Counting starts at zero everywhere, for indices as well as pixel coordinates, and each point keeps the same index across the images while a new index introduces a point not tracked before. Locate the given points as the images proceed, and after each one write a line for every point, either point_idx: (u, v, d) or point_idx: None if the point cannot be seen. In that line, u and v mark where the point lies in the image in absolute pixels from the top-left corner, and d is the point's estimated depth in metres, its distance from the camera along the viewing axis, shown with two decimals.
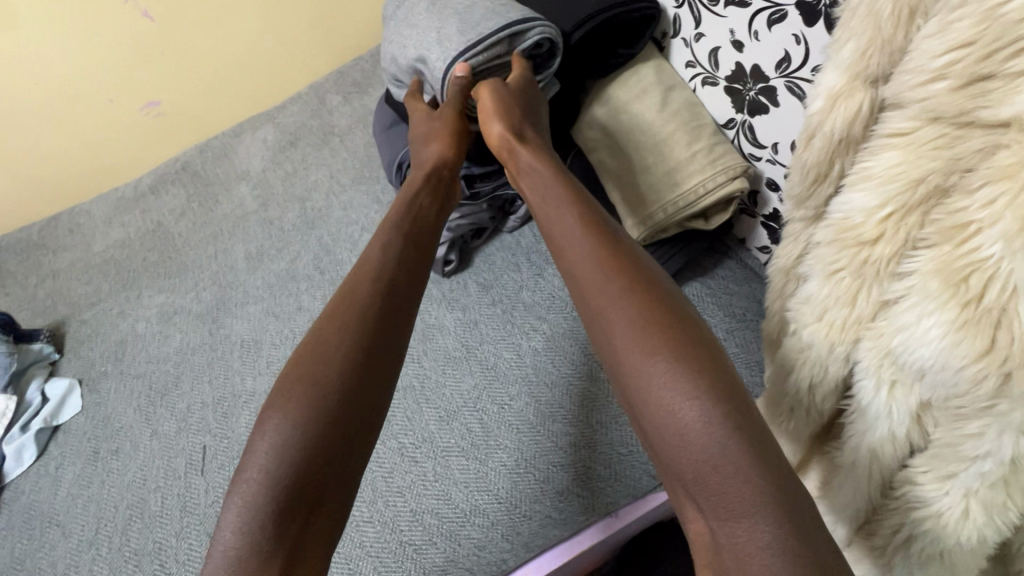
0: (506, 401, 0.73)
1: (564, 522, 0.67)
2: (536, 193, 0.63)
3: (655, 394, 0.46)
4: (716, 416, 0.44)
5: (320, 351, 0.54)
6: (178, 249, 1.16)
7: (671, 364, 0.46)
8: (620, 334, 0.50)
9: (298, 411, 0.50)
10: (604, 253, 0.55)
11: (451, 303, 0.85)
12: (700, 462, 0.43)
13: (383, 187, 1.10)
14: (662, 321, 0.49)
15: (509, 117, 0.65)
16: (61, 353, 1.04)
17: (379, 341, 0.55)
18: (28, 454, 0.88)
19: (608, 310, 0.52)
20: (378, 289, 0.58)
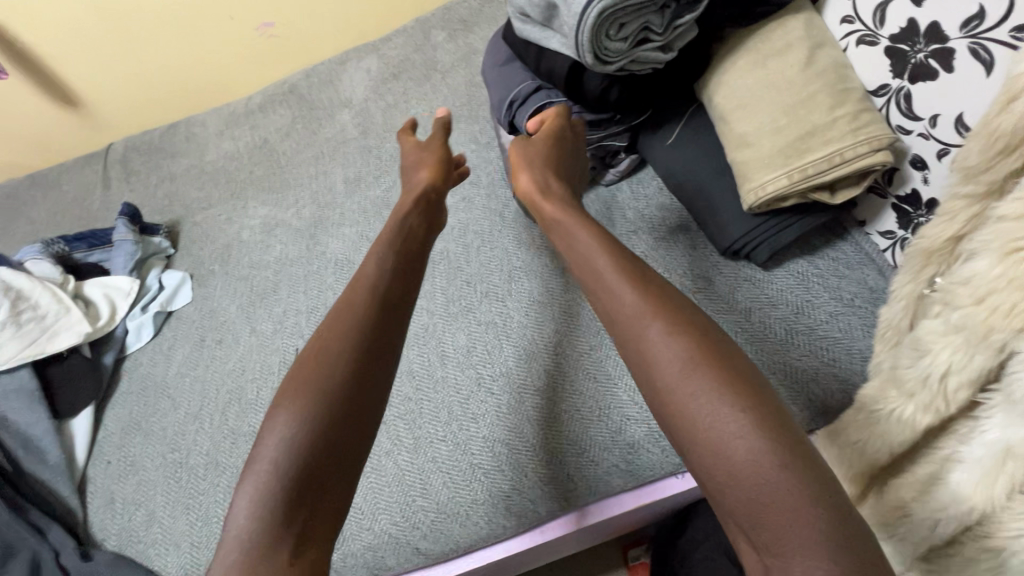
0: (585, 349, 0.74)
1: (630, 476, 0.67)
2: (563, 239, 0.62)
3: (708, 431, 0.42)
4: (773, 461, 0.40)
5: (329, 353, 0.52)
6: (283, 166, 1.22)
7: (719, 405, 0.43)
8: (666, 362, 0.46)
9: (306, 408, 0.49)
10: (641, 286, 0.51)
11: (539, 250, 0.85)
12: (754, 496, 0.40)
13: (482, 128, 1.10)
14: (710, 352, 0.46)
15: (535, 168, 0.68)
16: (177, 249, 1.14)
17: (376, 345, 0.54)
18: (146, 332, 0.99)
19: (655, 345, 0.47)
20: (379, 302, 0.57)
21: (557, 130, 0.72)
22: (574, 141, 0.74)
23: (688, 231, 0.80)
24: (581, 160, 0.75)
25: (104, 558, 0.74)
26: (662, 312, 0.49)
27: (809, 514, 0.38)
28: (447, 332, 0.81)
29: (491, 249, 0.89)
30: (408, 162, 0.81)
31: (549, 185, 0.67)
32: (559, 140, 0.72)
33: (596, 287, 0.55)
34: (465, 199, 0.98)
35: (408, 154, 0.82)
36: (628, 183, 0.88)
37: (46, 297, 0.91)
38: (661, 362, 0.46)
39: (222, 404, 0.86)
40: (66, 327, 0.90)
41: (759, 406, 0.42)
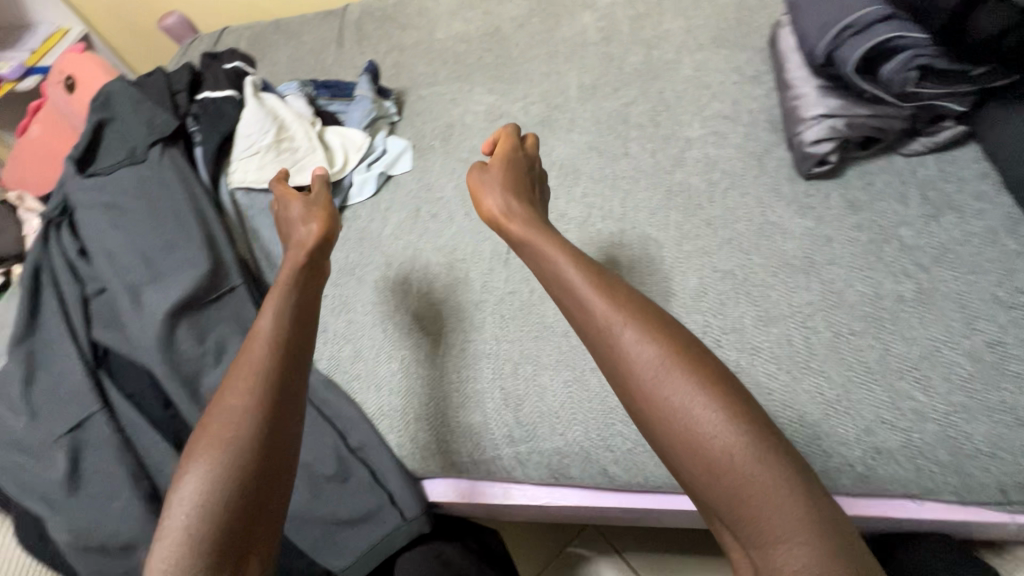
0: (844, 332, 0.65)
1: (865, 482, 0.59)
2: (537, 266, 0.62)
3: (693, 424, 0.48)
4: (746, 451, 0.46)
5: (227, 407, 0.54)
6: (513, 58, 1.19)
7: (695, 401, 0.48)
8: (645, 368, 0.51)
9: (211, 466, 0.50)
10: (614, 299, 0.55)
11: (803, 210, 0.75)
12: (734, 484, 0.46)
13: (747, 58, 0.96)
14: (679, 356, 0.50)
15: (498, 194, 0.69)
16: (400, 118, 1.17)
17: (275, 393, 0.56)
18: (368, 188, 1.03)
19: (635, 355, 0.52)
20: (272, 349, 0.58)
21: (512, 155, 0.75)
22: (524, 167, 0.75)
23: (1016, 233, 0.65)
24: (541, 175, 0.78)
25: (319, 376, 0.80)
26: (637, 320, 0.53)
27: (784, 494, 0.45)
28: (676, 271, 0.76)
29: (741, 194, 0.80)
30: (288, 219, 0.76)
31: (513, 211, 0.68)
32: (509, 176, 0.72)
33: (575, 313, 0.57)
34: (716, 133, 0.88)
35: (291, 207, 0.76)
36: (937, 158, 0.73)
37: (300, 133, 0.97)
38: (638, 364, 0.51)
39: (432, 274, 0.88)
40: (310, 165, 0.96)
41: (728, 401, 0.48)
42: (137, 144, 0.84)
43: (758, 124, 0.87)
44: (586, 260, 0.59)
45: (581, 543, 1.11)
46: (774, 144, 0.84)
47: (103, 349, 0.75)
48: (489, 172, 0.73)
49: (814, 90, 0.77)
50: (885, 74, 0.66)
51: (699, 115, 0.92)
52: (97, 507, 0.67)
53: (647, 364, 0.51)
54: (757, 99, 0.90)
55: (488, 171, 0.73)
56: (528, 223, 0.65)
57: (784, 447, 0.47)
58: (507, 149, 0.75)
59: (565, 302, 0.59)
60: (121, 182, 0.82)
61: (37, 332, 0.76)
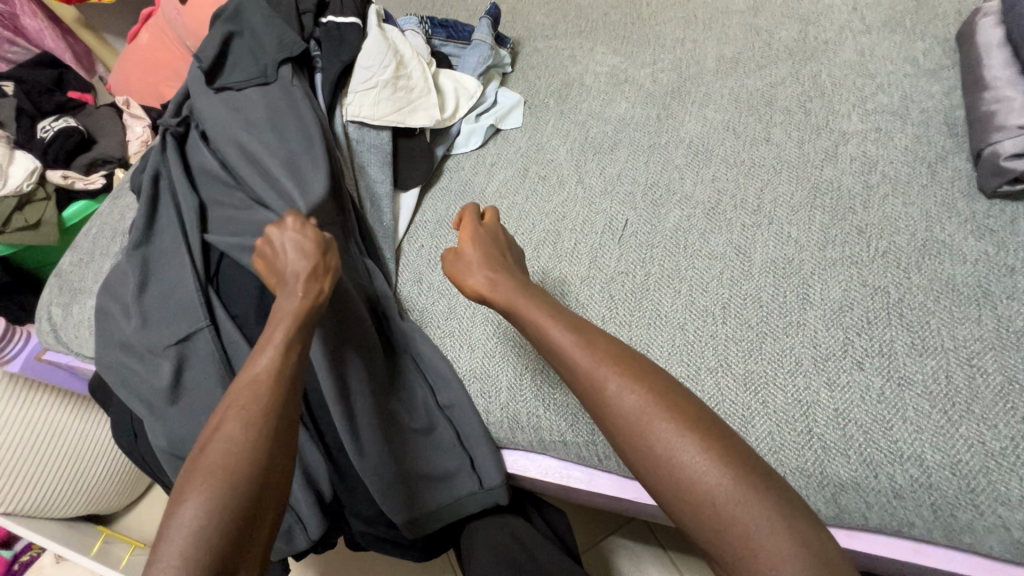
0: (1018, 378, 0.57)
1: (1019, 548, 0.52)
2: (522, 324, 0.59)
3: (675, 466, 0.46)
4: (730, 491, 0.44)
5: (225, 438, 0.49)
6: (643, 17, 1.08)
7: (678, 447, 0.47)
8: (627, 413, 0.49)
9: (213, 490, 0.46)
10: (593, 346, 0.53)
11: (981, 232, 0.66)
12: (720, 524, 0.44)
13: (926, 50, 0.84)
14: (659, 400, 0.49)
15: (475, 272, 0.64)
16: (512, 69, 1.10)
17: (277, 418, 0.52)
18: (475, 140, 0.99)
19: (617, 404, 0.50)
20: (268, 384, 0.53)
21: (474, 231, 0.69)
22: (496, 238, 0.69)
23: None
24: (508, 237, 0.71)
25: (413, 326, 0.79)
26: (617, 364, 0.52)
27: (772, 533, 0.42)
28: (818, 278, 0.68)
29: (903, 203, 0.71)
30: (273, 249, 0.64)
31: (493, 286, 0.62)
32: (488, 251, 0.67)
33: (558, 363, 0.55)
34: (879, 130, 0.78)
35: (282, 236, 0.64)
36: None
37: (417, 72, 0.92)
38: (622, 413, 0.50)
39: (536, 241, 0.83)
40: (422, 107, 0.92)
41: (705, 438, 0.47)
42: (263, 63, 0.83)
43: (931, 126, 0.76)
44: (565, 314, 0.58)
45: (628, 534, 1.07)
46: (949, 151, 0.73)
47: (215, 266, 0.75)
48: (467, 242, 0.68)
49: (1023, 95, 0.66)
50: None
51: (861, 107, 0.81)
52: (195, 418, 0.69)
53: (629, 412, 0.49)
54: (935, 97, 0.79)
55: (461, 249, 0.67)
56: (511, 288, 0.61)
57: (765, 480, 0.45)
58: (469, 219, 0.70)
59: (546, 353, 0.57)
60: (247, 100, 0.81)
61: (152, 240, 0.77)
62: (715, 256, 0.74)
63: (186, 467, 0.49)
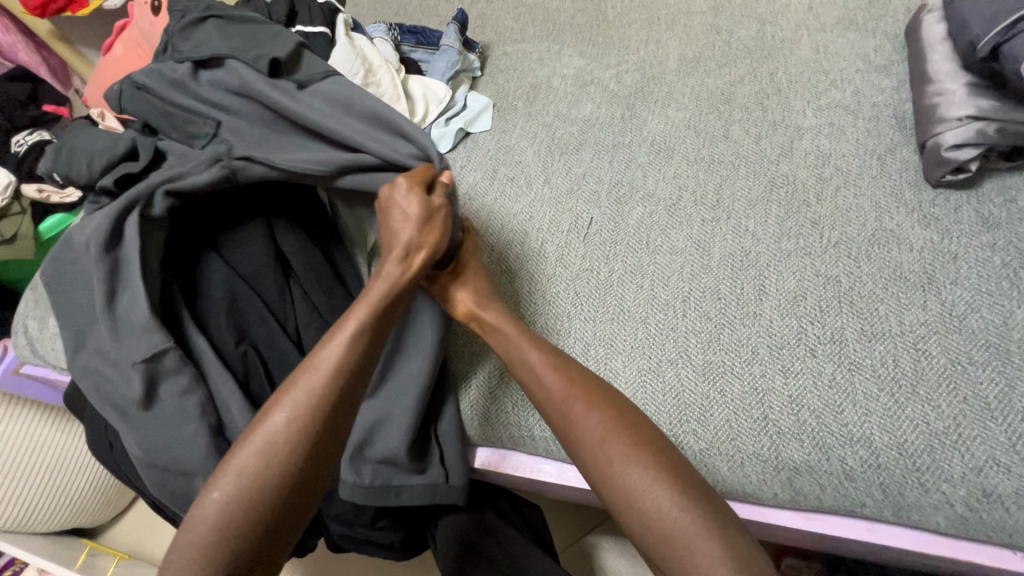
0: (961, 360, 0.59)
1: (964, 524, 0.54)
2: (502, 346, 0.66)
3: (627, 483, 0.52)
4: (668, 506, 0.50)
5: (264, 439, 0.56)
6: (609, 19, 1.10)
7: (631, 465, 0.53)
8: (590, 435, 0.56)
9: (235, 494, 0.54)
10: (564, 375, 0.60)
11: (928, 220, 0.68)
12: (659, 533, 0.50)
13: (877, 46, 0.87)
14: (618, 424, 0.55)
15: (473, 292, 0.70)
16: (482, 73, 1.12)
17: (312, 431, 0.56)
18: (445, 145, 1.00)
19: (581, 426, 0.56)
20: (321, 392, 0.57)
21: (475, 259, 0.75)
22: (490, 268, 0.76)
23: None
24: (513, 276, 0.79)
25: None
26: (584, 392, 0.58)
27: (701, 541, 0.49)
28: (774, 269, 0.70)
29: (854, 195, 0.73)
30: (386, 207, 0.69)
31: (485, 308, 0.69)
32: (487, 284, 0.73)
33: (534, 390, 0.61)
34: (832, 125, 0.80)
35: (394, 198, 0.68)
36: None
37: (385, 79, 0.94)
38: (586, 436, 0.56)
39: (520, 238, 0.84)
40: None
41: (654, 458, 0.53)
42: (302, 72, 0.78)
43: (882, 119, 0.79)
44: (542, 343, 0.64)
45: (608, 530, 1.09)
46: (898, 144, 0.76)
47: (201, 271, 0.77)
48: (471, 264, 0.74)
49: (963, 88, 0.68)
50: None
51: (815, 103, 0.84)
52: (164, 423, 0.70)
53: (592, 434, 0.56)
54: (885, 91, 0.81)
55: (462, 270, 0.73)
56: (498, 312, 0.68)
57: (704, 499, 0.51)
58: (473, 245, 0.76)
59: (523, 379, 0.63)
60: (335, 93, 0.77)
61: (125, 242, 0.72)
62: (676, 252, 0.76)
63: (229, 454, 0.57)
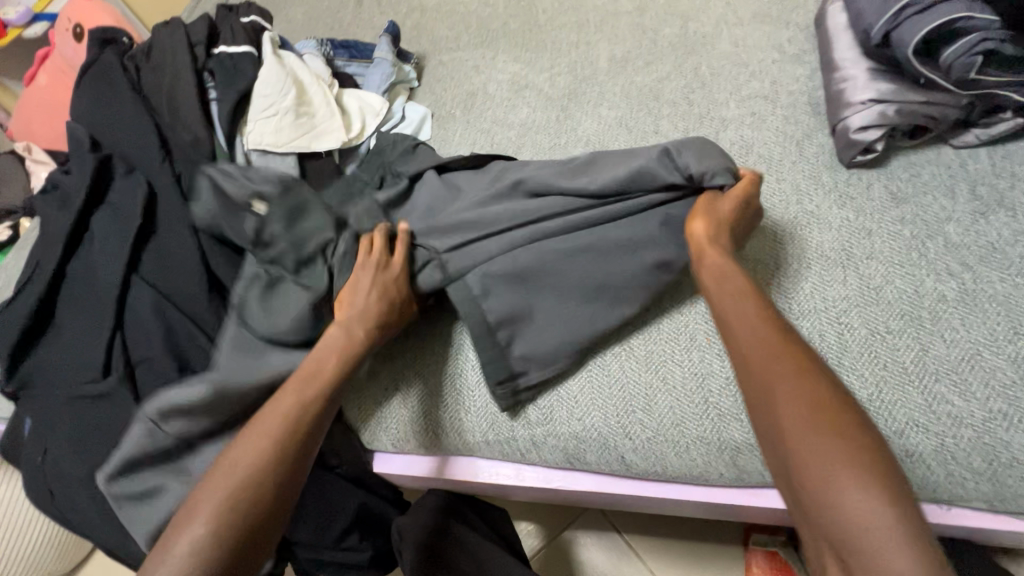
0: (881, 329, 0.62)
1: None
2: (720, 299, 0.57)
3: (820, 466, 0.43)
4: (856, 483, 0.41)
5: (243, 463, 0.55)
6: (540, 23, 1.12)
7: (830, 444, 0.44)
8: (791, 405, 0.46)
9: (213, 516, 0.52)
10: (775, 341, 0.51)
11: (843, 198, 0.72)
12: (850, 527, 0.41)
13: (791, 37, 0.91)
14: (824, 402, 0.46)
15: (717, 226, 0.63)
16: (420, 84, 1.12)
17: (291, 451, 0.56)
18: None
19: (776, 390, 0.48)
20: (298, 416, 0.58)
21: (749, 195, 0.65)
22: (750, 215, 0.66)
23: None
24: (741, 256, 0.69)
25: None
26: (796, 360, 0.49)
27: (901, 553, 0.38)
28: None
29: (777, 180, 0.76)
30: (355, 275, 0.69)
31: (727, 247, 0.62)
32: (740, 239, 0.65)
33: (737, 352, 0.53)
34: (754, 114, 0.84)
35: (359, 271, 0.69)
36: (989, 152, 0.70)
37: (319, 96, 0.93)
38: (783, 402, 0.47)
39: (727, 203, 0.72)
40: (329, 131, 0.91)
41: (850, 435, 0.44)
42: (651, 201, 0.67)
43: (799, 107, 0.83)
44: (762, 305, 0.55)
45: (581, 527, 1.09)
46: (814, 129, 0.80)
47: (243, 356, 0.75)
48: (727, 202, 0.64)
49: (865, 73, 0.72)
50: (945, 59, 0.62)
51: (736, 95, 0.87)
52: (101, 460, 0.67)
53: (793, 402, 0.47)
54: (800, 80, 0.86)
55: (723, 198, 0.65)
56: (725, 265, 0.59)
57: (909, 508, 0.41)
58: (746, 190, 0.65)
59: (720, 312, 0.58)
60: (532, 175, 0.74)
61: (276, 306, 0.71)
62: None
63: (203, 483, 0.55)
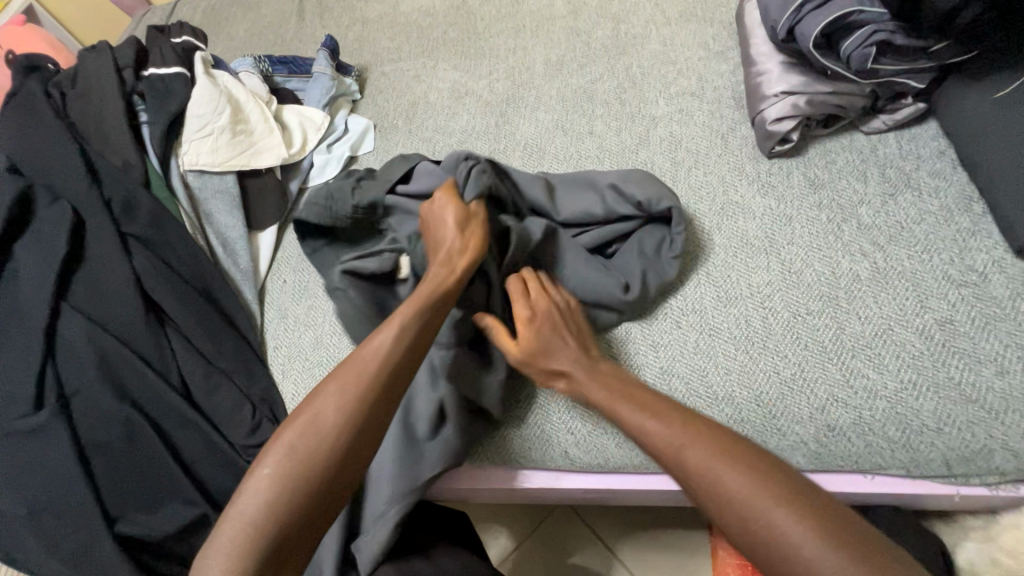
0: (802, 312, 0.65)
1: (818, 458, 0.60)
2: (608, 392, 0.55)
3: (783, 548, 0.40)
4: (810, 534, 0.40)
5: (327, 415, 0.51)
6: (478, 30, 1.13)
7: (779, 519, 0.41)
8: (724, 490, 0.44)
9: (282, 473, 0.49)
10: (673, 422, 0.49)
11: (765, 187, 0.75)
12: None
13: (715, 34, 0.95)
14: (749, 472, 0.44)
15: (553, 356, 0.60)
16: (362, 96, 1.12)
17: (365, 411, 0.52)
18: (331, 169, 0.97)
19: (704, 478, 0.45)
20: (383, 366, 0.54)
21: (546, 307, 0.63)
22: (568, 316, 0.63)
23: (969, 211, 0.66)
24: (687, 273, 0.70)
25: (264, 368, 0.78)
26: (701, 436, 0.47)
27: None
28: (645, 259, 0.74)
29: (704, 173, 0.79)
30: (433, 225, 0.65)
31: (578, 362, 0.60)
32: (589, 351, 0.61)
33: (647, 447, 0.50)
34: (681, 111, 0.87)
35: (439, 221, 0.64)
36: (897, 136, 0.73)
37: (256, 113, 0.92)
38: (717, 488, 0.44)
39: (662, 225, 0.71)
40: (268, 147, 0.91)
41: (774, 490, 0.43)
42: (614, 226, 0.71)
43: (723, 101, 0.86)
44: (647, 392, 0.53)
45: (552, 524, 1.09)
46: (737, 122, 0.83)
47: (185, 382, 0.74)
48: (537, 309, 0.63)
49: (778, 67, 0.76)
50: (845, 50, 0.66)
51: (666, 92, 0.90)
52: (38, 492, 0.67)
53: (725, 483, 0.44)
54: (724, 76, 0.89)
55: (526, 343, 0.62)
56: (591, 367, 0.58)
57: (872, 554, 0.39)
58: (543, 293, 0.64)
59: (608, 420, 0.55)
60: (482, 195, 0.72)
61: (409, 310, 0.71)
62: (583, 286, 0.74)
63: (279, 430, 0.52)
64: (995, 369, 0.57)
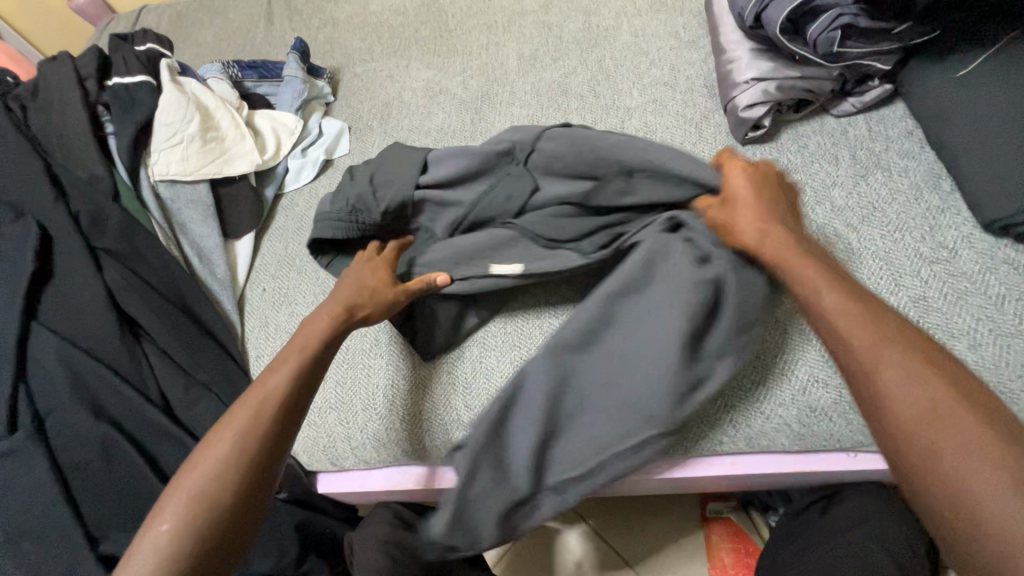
0: None
1: (801, 440, 0.61)
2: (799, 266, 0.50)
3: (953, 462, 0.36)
4: (992, 473, 0.35)
5: (217, 462, 0.48)
6: (450, 28, 1.12)
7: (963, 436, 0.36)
8: (899, 394, 0.39)
9: (172, 524, 0.45)
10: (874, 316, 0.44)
11: None
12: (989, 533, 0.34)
13: (685, 24, 0.95)
14: (943, 381, 0.39)
15: (756, 215, 0.57)
16: (335, 98, 1.10)
17: (257, 455, 0.49)
18: (306, 174, 0.95)
19: (889, 381, 0.40)
20: (275, 405, 0.52)
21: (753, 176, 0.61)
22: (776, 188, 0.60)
23: (938, 189, 0.67)
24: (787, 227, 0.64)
25: (245, 376, 0.77)
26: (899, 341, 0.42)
27: None
28: None
29: None
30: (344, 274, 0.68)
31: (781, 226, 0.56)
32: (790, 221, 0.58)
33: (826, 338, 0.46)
34: (655, 101, 0.87)
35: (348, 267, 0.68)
36: (867, 118, 0.74)
37: (227, 119, 0.91)
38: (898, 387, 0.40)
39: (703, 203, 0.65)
40: (241, 155, 0.89)
41: (990, 423, 0.37)
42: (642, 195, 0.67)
43: (695, 90, 0.86)
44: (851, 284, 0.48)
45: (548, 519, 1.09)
46: (711, 110, 0.83)
47: (165, 398, 0.73)
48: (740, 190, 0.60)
49: (747, 54, 0.76)
50: (811, 34, 0.67)
51: (639, 83, 0.90)
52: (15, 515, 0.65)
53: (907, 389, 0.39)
54: (696, 64, 0.89)
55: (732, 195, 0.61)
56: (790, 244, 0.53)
57: None
58: (741, 174, 0.62)
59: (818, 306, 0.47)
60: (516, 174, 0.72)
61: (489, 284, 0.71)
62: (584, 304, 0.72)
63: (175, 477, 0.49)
64: (968, 342, 0.58)
